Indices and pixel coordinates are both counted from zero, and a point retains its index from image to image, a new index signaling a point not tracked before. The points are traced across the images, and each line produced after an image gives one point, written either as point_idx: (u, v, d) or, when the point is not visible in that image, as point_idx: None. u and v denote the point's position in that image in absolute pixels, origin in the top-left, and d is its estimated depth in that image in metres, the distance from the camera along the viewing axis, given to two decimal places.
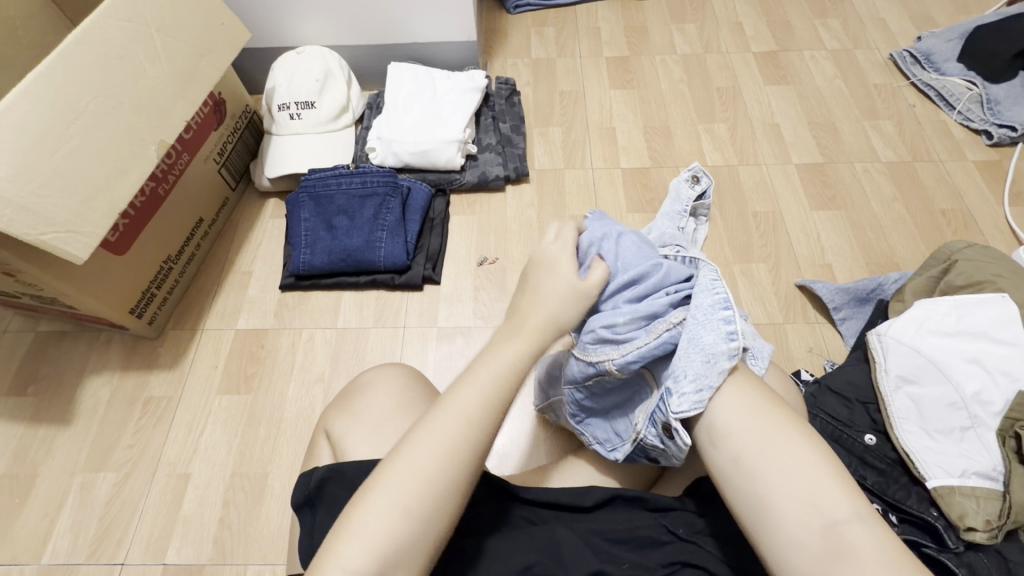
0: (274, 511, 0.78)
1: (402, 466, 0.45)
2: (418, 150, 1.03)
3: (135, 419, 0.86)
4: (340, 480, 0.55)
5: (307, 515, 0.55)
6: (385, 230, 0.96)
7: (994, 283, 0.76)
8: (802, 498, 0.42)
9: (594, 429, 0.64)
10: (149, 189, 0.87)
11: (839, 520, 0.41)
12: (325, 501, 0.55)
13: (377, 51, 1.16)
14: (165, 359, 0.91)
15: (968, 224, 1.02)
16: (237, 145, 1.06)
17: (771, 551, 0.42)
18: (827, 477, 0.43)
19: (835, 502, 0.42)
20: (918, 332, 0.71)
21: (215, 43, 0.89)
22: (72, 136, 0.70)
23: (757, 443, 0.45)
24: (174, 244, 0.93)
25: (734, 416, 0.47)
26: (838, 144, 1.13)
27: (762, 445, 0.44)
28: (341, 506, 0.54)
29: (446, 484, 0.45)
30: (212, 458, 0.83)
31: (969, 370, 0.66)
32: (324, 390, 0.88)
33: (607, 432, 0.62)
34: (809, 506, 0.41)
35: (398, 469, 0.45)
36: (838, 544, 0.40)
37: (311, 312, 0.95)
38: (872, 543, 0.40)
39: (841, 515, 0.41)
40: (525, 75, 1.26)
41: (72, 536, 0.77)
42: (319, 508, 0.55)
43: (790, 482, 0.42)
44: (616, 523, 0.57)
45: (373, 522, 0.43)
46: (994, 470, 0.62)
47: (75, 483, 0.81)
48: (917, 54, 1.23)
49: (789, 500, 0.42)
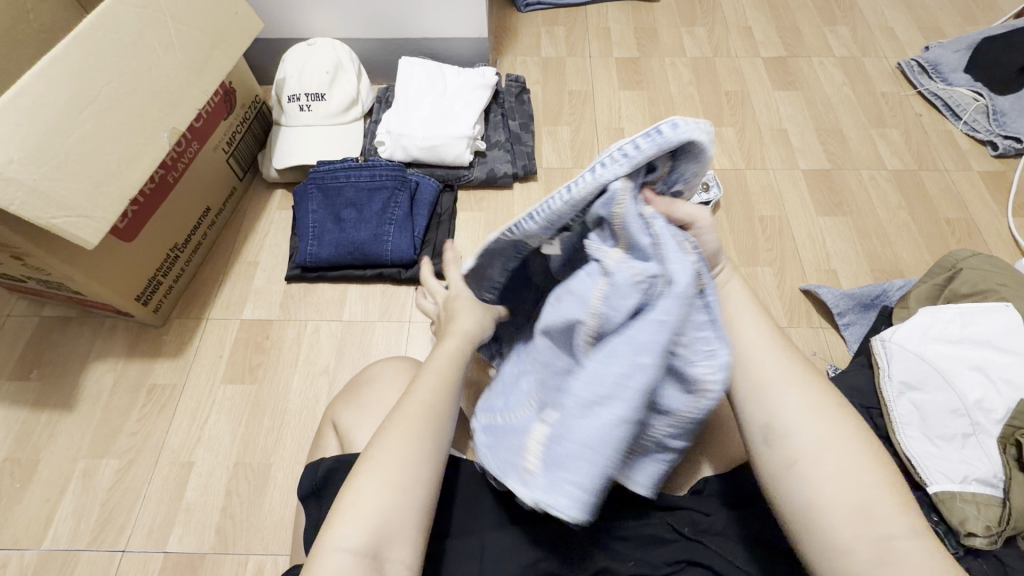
0: (276, 501, 0.78)
1: (389, 442, 0.46)
2: (427, 145, 1.02)
3: (139, 406, 0.86)
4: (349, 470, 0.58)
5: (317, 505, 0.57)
6: (393, 224, 0.96)
7: (998, 292, 0.80)
8: (859, 502, 0.42)
9: (570, 473, 0.40)
10: (159, 176, 0.86)
11: (893, 534, 0.41)
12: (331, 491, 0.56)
13: (388, 46, 1.16)
14: (170, 347, 0.91)
15: (971, 233, 1.03)
16: (245, 135, 1.06)
17: (819, 547, 0.43)
18: (882, 483, 0.43)
19: (889, 508, 0.42)
20: (922, 339, 0.78)
21: (229, 34, 0.89)
22: (85, 121, 0.70)
23: (808, 446, 0.45)
24: (183, 232, 0.93)
25: (770, 382, 0.47)
26: (844, 151, 1.14)
27: (796, 422, 0.46)
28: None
29: (429, 462, 0.47)
30: (216, 447, 0.83)
31: (973, 378, 0.73)
32: (329, 382, 0.88)
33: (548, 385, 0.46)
34: (862, 518, 0.42)
35: (387, 444, 0.47)
36: (888, 554, 0.41)
37: (317, 304, 0.95)
38: (921, 552, 0.41)
39: (892, 525, 0.42)
40: (534, 73, 1.26)
41: (74, 521, 0.77)
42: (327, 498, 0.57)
43: (834, 492, 0.43)
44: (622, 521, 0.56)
45: (369, 506, 0.44)
46: (995, 477, 0.68)
47: (77, 468, 0.81)
48: (925, 64, 1.24)
49: (838, 506, 0.42)
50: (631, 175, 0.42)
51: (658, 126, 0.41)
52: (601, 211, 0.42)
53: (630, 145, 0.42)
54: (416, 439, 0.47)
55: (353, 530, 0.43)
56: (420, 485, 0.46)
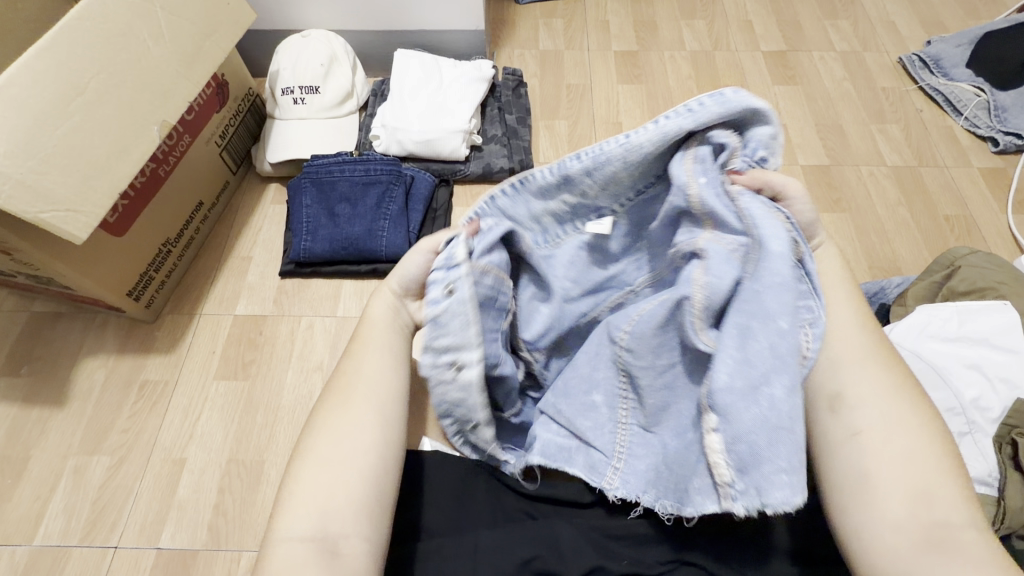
0: (269, 498, 0.78)
1: (332, 430, 0.47)
2: (423, 140, 1.01)
3: (131, 402, 0.85)
4: None
5: None
6: (387, 219, 0.95)
7: (997, 290, 0.79)
8: (915, 482, 0.44)
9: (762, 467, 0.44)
10: (149, 170, 0.85)
11: (948, 518, 0.43)
12: None
13: (384, 37, 1.14)
14: (162, 343, 0.90)
15: (971, 230, 1.02)
16: (238, 128, 1.04)
17: (866, 516, 0.44)
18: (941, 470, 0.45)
19: (949, 494, 0.44)
20: (919, 336, 0.77)
21: (220, 24, 0.87)
22: (73, 113, 0.68)
23: (880, 422, 0.47)
24: (175, 227, 0.92)
25: (843, 361, 0.50)
26: (844, 147, 1.13)
27: (868, 403, 0.47)
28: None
29: (371, 441, 0.47)
30: (209, 443, 0.82)
31: (969, 376, 0.73)
32: (323, 378, 0.88)
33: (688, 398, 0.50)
34: (918, 498, 0.44)
35: (330, 432, 0.47)
36: (937, 535, 0.42)
37: (311, 300, 0.95)
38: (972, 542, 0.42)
39: (950, 512, 0.43)
40: (532, 66, 1.25)
41: (65, 518, 0.77)
42: None
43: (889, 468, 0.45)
44: (618, 520, 0.56)
45: (313, 484, 0.44)
46: (990, 475, 0.68)
47: (69, 465, 0.80)
48: (926, 59, 1.22)
49: (896, 481, 0.44)
50: (691, 142, 0.48)
51: (720, 90, 0.48)
52: (679, 202, 0.48)
53: (696, 104, 0.48)
54: (352, 414, 0.48)
55: (304, 515, 0.43)
56: (363, 456, 0.46)
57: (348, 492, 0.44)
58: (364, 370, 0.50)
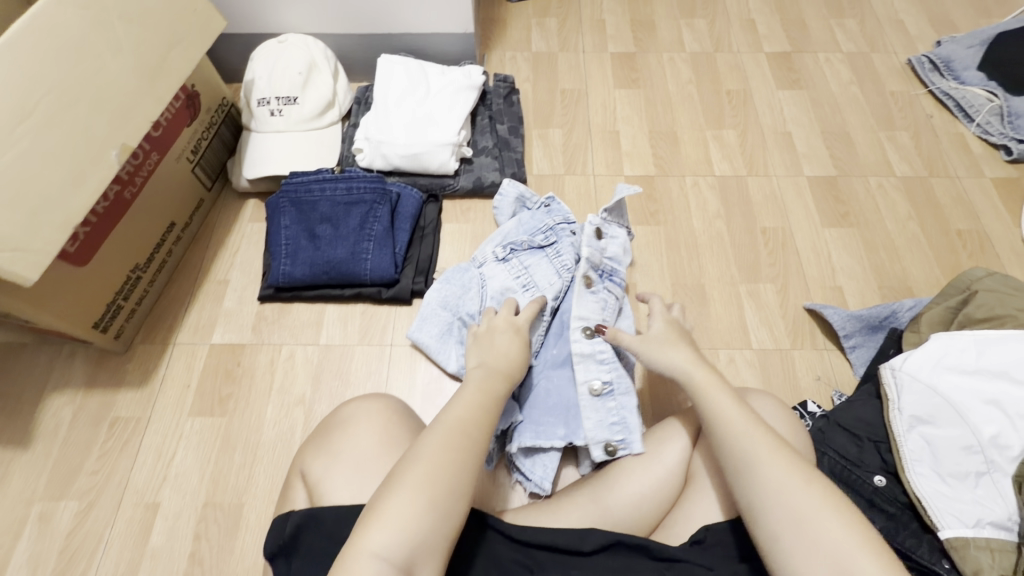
0: (249, 546, 0.74)
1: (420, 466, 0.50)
2: (409, 154, 0.95)
3: (101, 442, 0.80)
4: (316, 529, 0.56)
5: (283, 563, 0.56)
6: (372, 241, 0.89)
7: (1016, 317, 0.74)
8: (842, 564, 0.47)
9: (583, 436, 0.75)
10: (113, 193, 0.79)
11: None
12: (300, 551, 0.55)
13: (367, 41, 1.07)
14: (133, 376, 0.85)
15: (983, 245, 0.98)
16: (213, 142, 0.98)
17: None
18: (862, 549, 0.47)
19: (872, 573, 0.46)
20: (935, 368, 0.73)
21: (187, 34, 0.80)
22: (20, 138, 0.62)
23: (790, 512, 0.50)
24: (144, 251, 0.86)
25: (753, 456, 0.54)
26: (851, 156, 1.08)
27: (777, 493, 0.51)
28: (318, 553, 0.54)
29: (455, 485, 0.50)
30: (184, 486, 0.78)
31: (987, 412, 0.68)
32: (305, 413, 0.83)
33: (617, 400, 0.76)
34: None
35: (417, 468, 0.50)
36: None
37: (292, 327, 0.89)
38: None
39: None
40: (524, 70, 1.18)
41: (30, 570, 0.72)
42: (294, 558, 0.55)
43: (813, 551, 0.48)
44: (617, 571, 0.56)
45: (410, 507, 0.48)
46: (1009, 520, 0.64)
47: (33, 512, 0.76)
48: (937, 61, 1.17)
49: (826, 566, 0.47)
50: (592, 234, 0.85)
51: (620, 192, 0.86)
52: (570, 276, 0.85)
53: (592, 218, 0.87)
54: (461, 462, 0.51)
55: (389, 536, 0.46)
56: (457, 512, 0.49)
57: (426, 531, 0.47)
58: (470, 433, 0.54)
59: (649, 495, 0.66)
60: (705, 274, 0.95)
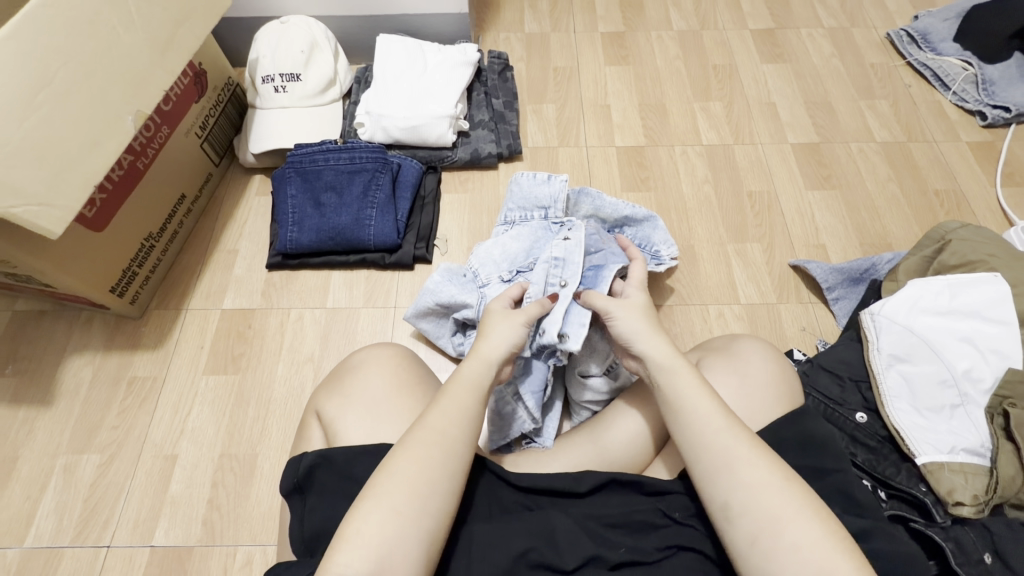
0: (264, 493, 0.78)
1: (363, 528, 0.49)
2: (408, 126, 0.99)
3: (119, 399, 0.84)
4: (329, 468, 0.59)
5: (297, 501, 0.59)
6: (375, 207, 0.93)
7: (987, 262, 0.79)
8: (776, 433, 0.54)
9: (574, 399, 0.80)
10: (127, 162, 0.84)
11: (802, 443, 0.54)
12: (314, 488, 0.59)
13: (366, 23, 1.11)
14: (149, 338, 0.89)
15: (960, 205, 1.02)
16: (219, 119, 1.02)
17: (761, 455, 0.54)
18: None
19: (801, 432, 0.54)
20: (912, 311, 0.77)
21: (195, 10, 0.84)
22: (41, 104, 0.64)
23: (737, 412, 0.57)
24: (157, 220, 0.90)
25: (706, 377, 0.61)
26: (833, 124, 1.12)
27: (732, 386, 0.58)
28: (331, 491, 0.59)
29: (403, 538, 0.50)
30: (200, 438, 0.81)
31: (962, 349, 0.73)
32: (315, 370, 0.87)
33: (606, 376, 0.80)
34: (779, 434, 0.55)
35: (360, 528, 0.50)
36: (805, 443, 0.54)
37: (300, 292, 0.93)
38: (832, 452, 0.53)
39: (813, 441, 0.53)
40: (518, 50, 1.23)
41: (56, 518, 0.76)
42: (308, 495, 0.59)
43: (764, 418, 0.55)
44: (612, 507, 0.60)
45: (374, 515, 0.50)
46: (981, 446, 0.69)
47: (58, 464, 0.80)
48: (914, 34, 1.22)
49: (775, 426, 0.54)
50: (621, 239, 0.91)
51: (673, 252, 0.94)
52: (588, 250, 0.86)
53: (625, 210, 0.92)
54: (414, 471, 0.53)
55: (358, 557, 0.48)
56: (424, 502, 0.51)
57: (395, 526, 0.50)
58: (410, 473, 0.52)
59: (639, 428, 0.71)
60: (695, 236, 0.99)
